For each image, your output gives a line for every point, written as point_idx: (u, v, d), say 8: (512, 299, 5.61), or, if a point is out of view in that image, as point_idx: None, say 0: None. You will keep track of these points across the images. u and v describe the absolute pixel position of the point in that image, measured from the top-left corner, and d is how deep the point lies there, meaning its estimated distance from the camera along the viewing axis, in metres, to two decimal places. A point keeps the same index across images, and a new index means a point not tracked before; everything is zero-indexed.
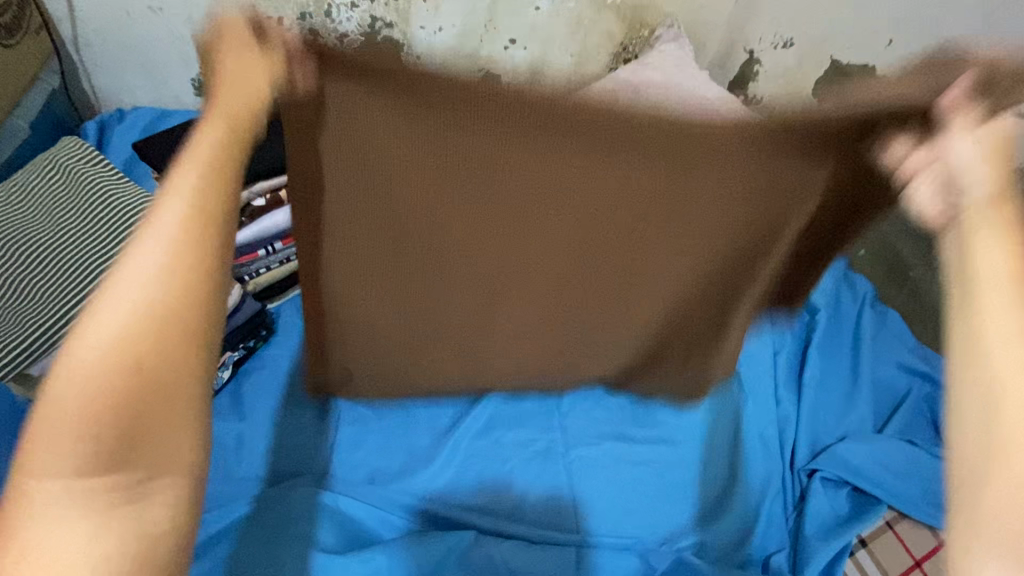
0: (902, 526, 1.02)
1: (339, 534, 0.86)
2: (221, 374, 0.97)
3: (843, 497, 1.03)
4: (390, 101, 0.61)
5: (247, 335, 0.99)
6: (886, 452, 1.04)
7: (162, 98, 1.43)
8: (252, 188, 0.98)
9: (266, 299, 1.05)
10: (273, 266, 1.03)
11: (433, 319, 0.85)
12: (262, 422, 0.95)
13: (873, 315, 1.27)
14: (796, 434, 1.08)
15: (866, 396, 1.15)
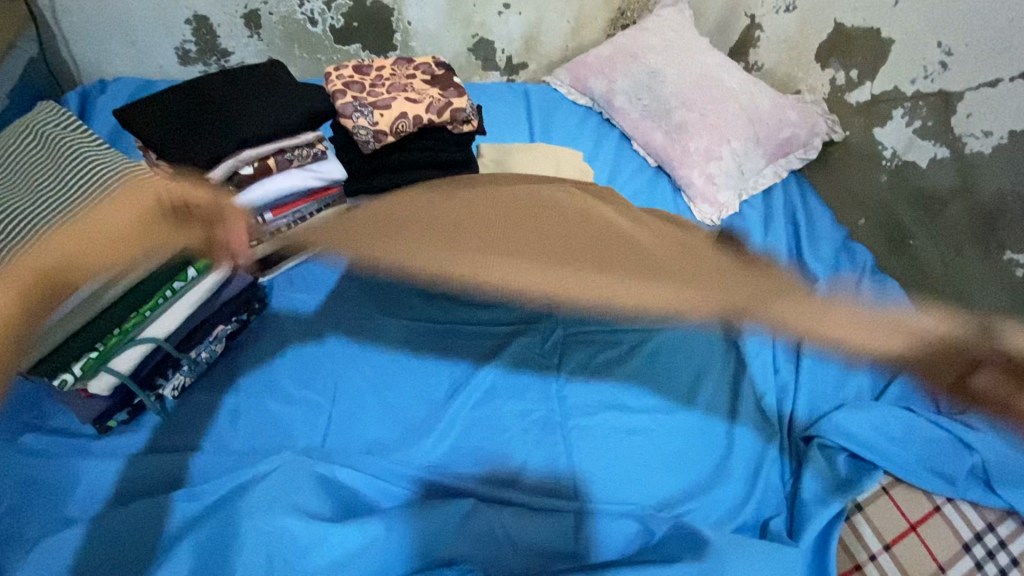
0: (898, 491, 1.03)
1: (331, 502, 0.84)
2: (214, 348, 0.94)
3: (842, 463, 1.03)
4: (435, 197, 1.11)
5: (239, 309, 0.96)
6: (882, 418, 1.06)
7: (145, 69, 1.49)
8: (239, 156, 0.90)
9: (259, 272, 1.07)
10: (264, 239, 1.03)
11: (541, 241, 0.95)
12: (256, 396, 0.94)
13: (874, 284, 1.33)
14: (794, 403, 1.11)
15: (865, 362, 1.17)
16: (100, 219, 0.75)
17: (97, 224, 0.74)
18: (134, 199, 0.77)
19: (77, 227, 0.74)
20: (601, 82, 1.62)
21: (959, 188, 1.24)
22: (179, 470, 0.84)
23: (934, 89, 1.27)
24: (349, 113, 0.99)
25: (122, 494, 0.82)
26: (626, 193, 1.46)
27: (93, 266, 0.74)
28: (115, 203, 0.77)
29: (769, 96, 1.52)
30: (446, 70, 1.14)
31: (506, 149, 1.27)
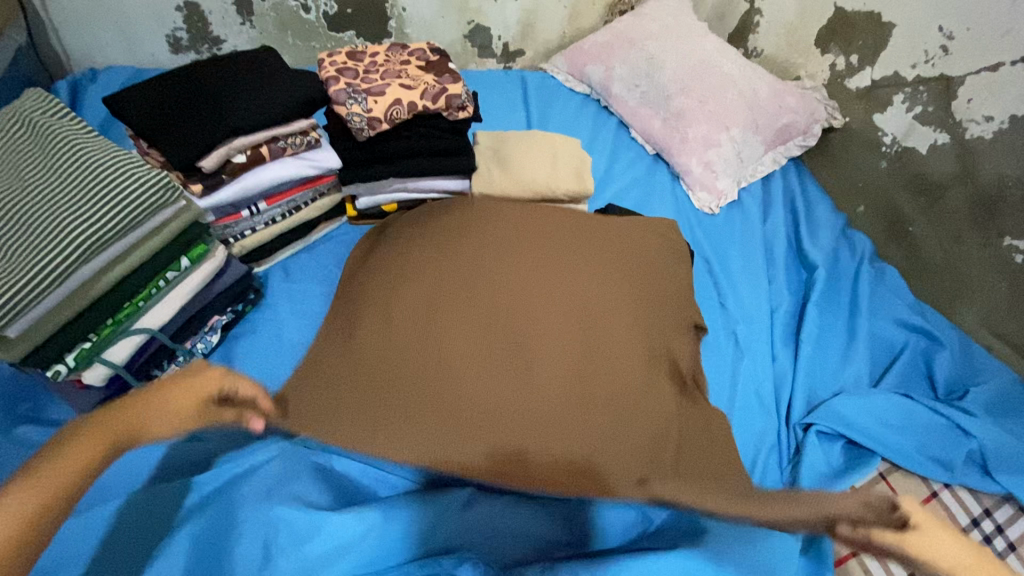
0: (895, 477, 1.04)
1: (329, 491, 0.84)
2: (210, 339, 0.95)
3: (838, 450, 1.04)
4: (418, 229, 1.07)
5: (235, 300, 0.97)
6: (880, 405, 1.06)
7: (136, 57, 1.46)
8: (231, 144, 0.89)
9: (253, 262, 1.06)
10: (258, 228, 1.02)
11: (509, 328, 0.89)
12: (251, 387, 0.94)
13: (873, 272, 1.32)
14: (793, 390, 1.11)
15: (863, 349, 1.17)
16: (162, 403, 0.70)
17: (163, 407, 0.70)
18: (194, 381, 0.72)
19: (133, 400, 0.69)
20: (599, 69, 1.60)
21: (960, 175, 1.23)
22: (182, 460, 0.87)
23: (935, 74, 1.26)
24: (343, 100, 0.98)
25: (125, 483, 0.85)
26: (624, 181, 1.45)
27: (157, 432, 0.69)
28: (167, 387, 0.71)
29: (768, 82, 1.50)
30: (441, 55, 1.12)
31: (503, 137, 1.25)
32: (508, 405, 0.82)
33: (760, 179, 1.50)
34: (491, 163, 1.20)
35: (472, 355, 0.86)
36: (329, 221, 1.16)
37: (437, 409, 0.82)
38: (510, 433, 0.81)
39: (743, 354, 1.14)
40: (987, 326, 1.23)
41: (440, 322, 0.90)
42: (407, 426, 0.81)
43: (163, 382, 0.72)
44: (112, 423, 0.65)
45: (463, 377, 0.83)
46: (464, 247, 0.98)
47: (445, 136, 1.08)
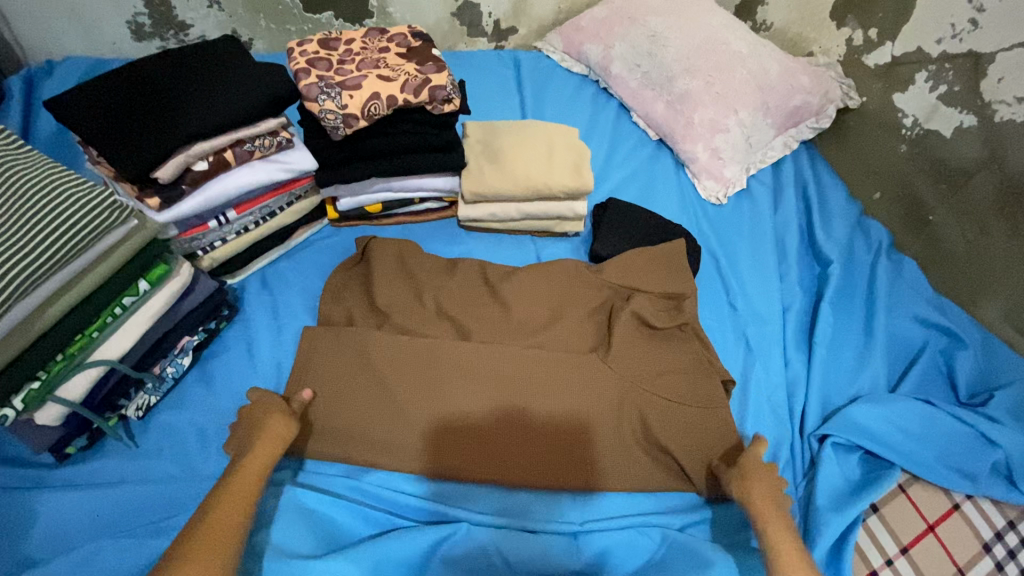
0: (915, 489, 0.98)
1: (312, 533, 0.78)
2: (181, 362, 0.88)
3: (854, 462, 0.98)
4: (396, 275, 1.01)
5: (207, 317, 0.89)
6: (901, 412, 1.00)
7: (95, 46, 1.35)
8: (189, 151, 0.80)
9: (226, 273, 0.98)
10: (229, 238, 0.95)
11: (491, 389, 0.88)
12: (227, 410, 0.86)
13: (890, 264, 1.24)
14: (807, 396, 1.05)
15: (881, 351, 1.10)
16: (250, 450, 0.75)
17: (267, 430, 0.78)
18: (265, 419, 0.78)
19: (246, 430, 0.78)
20: (597, 48, 1.49)
21: (987, 160, 1.15)
22: (162, 497, 0.77)
23: (962, 49, 1.16)
24: (315, 95, 0.89)
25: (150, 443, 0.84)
26: (626, 171, 1.36)
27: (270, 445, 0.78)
28: (260, 443, 0.75)
29: (780, 60, 1.40)
30: (424, 41, 1.02)
31: (495, 129, 1.16)
32: (496, 470, 0.85)
33: (771, 165, 1.41)
34: (482, 158, 1.11)
35: (457, 409, 0.87)
36: (309, 224, 1.08)
37: (433, 460, 0.85)
38: (509, 472, 0.85)
39: (755, 359, 1.09)
40: (1011, 321, 1.15)
41: (409, 397, 0.87)
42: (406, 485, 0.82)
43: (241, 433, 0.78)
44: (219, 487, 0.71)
45: (447, 443, 0.86)
46: (444, 302, 0.98)
47: (429, 131, 0.98)
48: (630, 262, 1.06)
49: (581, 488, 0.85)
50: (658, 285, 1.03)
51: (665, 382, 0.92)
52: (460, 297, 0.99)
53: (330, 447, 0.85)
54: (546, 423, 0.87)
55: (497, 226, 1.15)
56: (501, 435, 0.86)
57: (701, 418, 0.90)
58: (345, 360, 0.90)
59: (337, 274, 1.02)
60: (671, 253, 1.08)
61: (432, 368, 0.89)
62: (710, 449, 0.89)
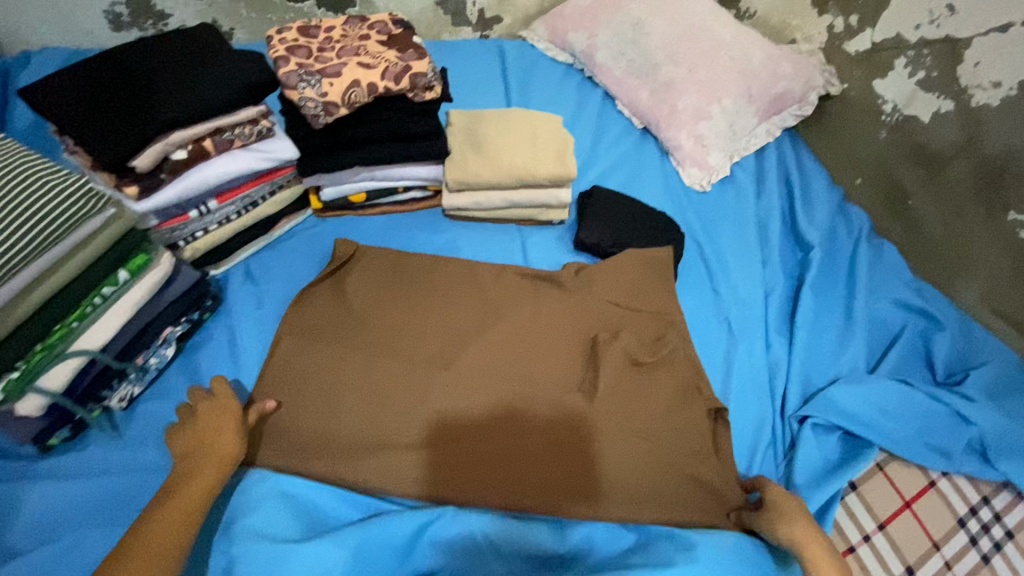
0: (892, 467, 1.00)
1: (298, 521, 0.78)
2: (164, 352, 0.87)
3: (834, 443, 1.00)
4: (380, 278, 1.04)
5: (189, 307, 0.89)
6: (879, 392, 1.02)
7: (72, 35, 1.33)
8: (167, 140, 0.80)
9: (210, 264, 0.98)
10: (211, 228, 0.94)
11: (475, 396, 0.92)
12: None
13: (870, 248, 1.26)
14: (788, 379, 1.07)
15: (861, 333, 1.12)
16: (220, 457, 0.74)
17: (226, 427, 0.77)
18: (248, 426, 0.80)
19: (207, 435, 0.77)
20: (581, 37, 1.49)
21: (964, 145, 1.16)
22: (150, 487, 0.78)
23: (940, 35, 1.18)
24: (295, 83, 0.87)
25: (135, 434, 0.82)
26: (610, 160, 1.36)
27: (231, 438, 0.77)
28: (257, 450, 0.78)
29: (761, 47, 1.41)
30: (405, 29, 1.01)
31: (478, 118, 1.16)
32: (480, 466, 0.87)
33: (754, 152, 1.42)
34: (464, 146, 1.11)
35: (451, 405, 0.91)
36: (293, 215, 1.08)
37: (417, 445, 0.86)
38: (500, 473, 0.86)
39: (738, 342, 1.10)
40: (987, 302, 1.18)
41: (390, 396, 0.90)
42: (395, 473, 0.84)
43: (190, 435, 0.76)
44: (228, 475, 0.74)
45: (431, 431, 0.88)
46: (425, 303, 1.02)
47: (411, 119, 0.98)
48: (611, 268, 1.10)
49: (580, 491, 0.86)
50: (629, 290, 1.09)
51: (650, 383, 0.98)
52: (438, 301, 1.03)
53: (321, 432, 0.87)
54: (527, 427, 0.90)
55: (481, 215, 1.16)
56: (485, 437, 0.89)
57: (675, 412, 0.95)
58: (336, 352, 0.93)
59: (324, 278, 1.01)
60: (656, 261, 1.12)
61: (419, 371, 0.93)
62: (691, 442, 0.92)
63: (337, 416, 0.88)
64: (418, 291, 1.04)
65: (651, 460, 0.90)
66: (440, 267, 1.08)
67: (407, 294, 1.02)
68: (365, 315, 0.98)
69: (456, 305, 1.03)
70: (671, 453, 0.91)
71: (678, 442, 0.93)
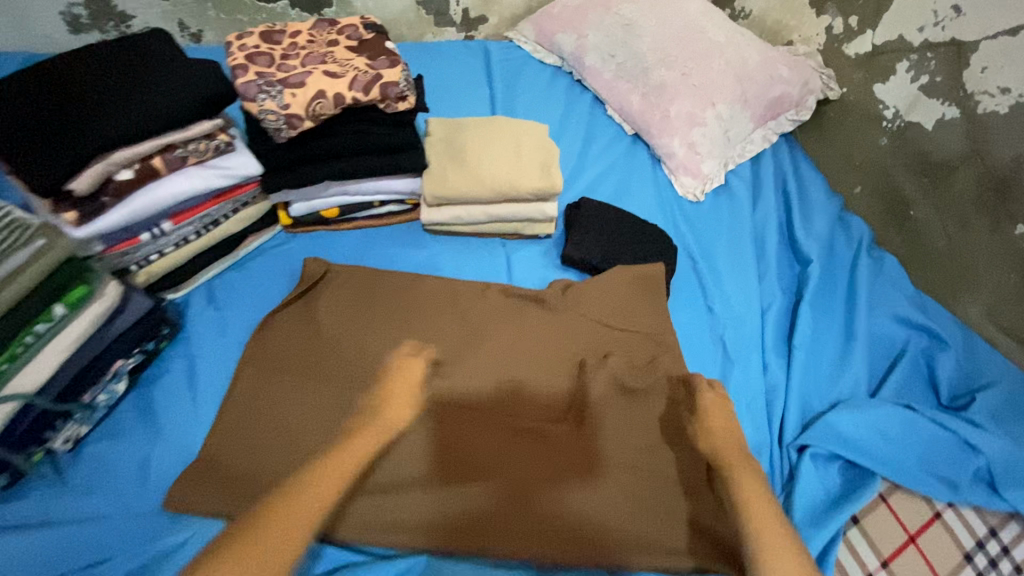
0: (897, 498, 0.95)
1: None
2: (115, 388, 0.81)
3: (835, 473, 0.95)
4: (351, 299, 0.96)
5: (143, 338, 0.83)
6: (881, 418, 0.97)
7: (27, 39, 1.25)
8: (109, 160, 0.73)
9: (167, 288, 0.91)
10: (167, 250, 0.87)
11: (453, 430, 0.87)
12: (173, 439, 0.80)
13: (871, 260, 1.21)
14: (786, 403, 1.01)
15: (862, 353, 1.07)
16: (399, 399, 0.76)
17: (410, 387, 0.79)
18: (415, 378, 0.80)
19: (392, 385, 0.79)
20: (570, 38, 1.42)
21: (969, 153, 1.11)
22: (96, 541, 0.71)
23: (945, 37, 1.12)
24: (253, 94, 0.81)
25: (79, 483, 0.75)
26: (600, 168, 1.30)
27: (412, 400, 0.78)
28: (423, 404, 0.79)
29: (757, 49, 1.34)
30: (378, 34, 0.94)
31: (459, 127, 1.09)
32: (457, 507, 0.81)
33: (749, 158, 1.36)
34: (444, 157, 1.05)
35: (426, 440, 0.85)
36: (260, 231, 1.02)
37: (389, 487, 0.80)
38: (480, 513, 0.81)
39: (733, 364, 1.05)
40: (992, 318, 1.12)
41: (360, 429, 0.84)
42: (365, 517, 0.80)
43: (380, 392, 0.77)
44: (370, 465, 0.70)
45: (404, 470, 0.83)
46: (401, 324, 0.95)
47: (384, 131, 0.92)
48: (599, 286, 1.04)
49: (564, 534, 0.80)
50: (618, 310, 1.03)
51: (640, 412, 0.92)
52: (415, 322, 0.96)
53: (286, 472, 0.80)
54: (510, 465, 0.84)
55: (462, 229, 1.10)
56: (462, 474, 0.83)
57: (665, 444, 0.89)
58: (305, 382, 0.86)
59: (293, 302, 0.94)
60: (647, 278, 1.06)
61: (396, 402, 0.88)
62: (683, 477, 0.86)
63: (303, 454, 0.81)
64: (393, 312, 0.97)
65: (640, 498, 0.84)
66: (418, 285, 1.01)
67: (381, 317, 0.95)
68: (336, 341, 0.92)
69: (434, 327, 0.96)
70: (663, 489, 0.85)
71: (670, 475, 0.87)
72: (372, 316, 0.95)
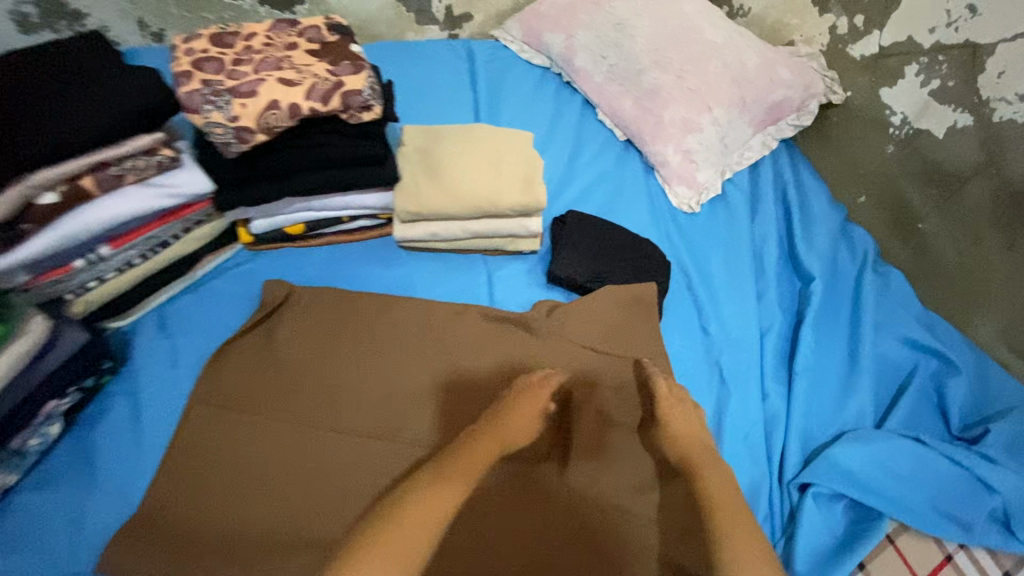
0: (905, 540, 0.88)
1: None
2: (49, 431, 0.76)
3: (839, 513, 0.89)
4: (316, 326, 0.89)
5: (80, 376, 0.77)
6: (888, 452, 0.90)
7: None
8: (28, 182, 0.65)
9: (111, 318, 0.84)
10: (107, 277, 0.80)
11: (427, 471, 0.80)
12: (111, 487, 0.75)
13: (876, 277, 1.13)
14: (786, 436, 0.95)
15: (867, 380, 1.00)
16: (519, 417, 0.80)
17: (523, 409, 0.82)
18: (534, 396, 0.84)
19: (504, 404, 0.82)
20: (559, 37, 1.34)
21: (984, 164, 1.04)
22: None
23: (959, 40, 1.05)
24: (198, 105, 0.73)
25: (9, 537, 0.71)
26: (589, 176, 1.22)
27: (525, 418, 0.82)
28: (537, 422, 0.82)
29: (756, 50, 1.26)
30: (343, 36, 0.86)
31: (435, 136, 1.01)
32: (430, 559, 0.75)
33: (748, 166, 1.29)
34: (419, 169, 0.97)
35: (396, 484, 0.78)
36: (218, 250, 0.94)
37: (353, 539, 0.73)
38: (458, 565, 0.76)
39: (730, 392, 0.98)
40: (1006, 340, 1.04)
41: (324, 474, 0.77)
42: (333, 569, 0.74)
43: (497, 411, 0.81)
44: (428, 508, 0.66)
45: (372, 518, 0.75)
46: (371, 353, 0.88)
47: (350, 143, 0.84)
48: (586, 307, 0.96)
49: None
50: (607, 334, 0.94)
51: (628, 450, 0.85)
52: (388, 350, 0.89)
53: (241, 525, 0.73)
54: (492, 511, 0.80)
55: (440, 246, 1.02)
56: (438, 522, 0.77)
57: (654, 486, 0.82)
58: (266, 422, 0.80)
59: (256, 331, 0.87)
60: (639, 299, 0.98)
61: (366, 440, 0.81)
62: (674, 522, 0.80)
63: (261, 503, 0.75)
64: (362, 339, 0.89)
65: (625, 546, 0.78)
66: (391, 308, 0.92)
67: (350, 346, 0.88)
68: (298, 373, 0.85)
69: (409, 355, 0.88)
70: (651, 537, 0.79)
71: (660, 521, 0.80)
72: (338, 345, 0.88)
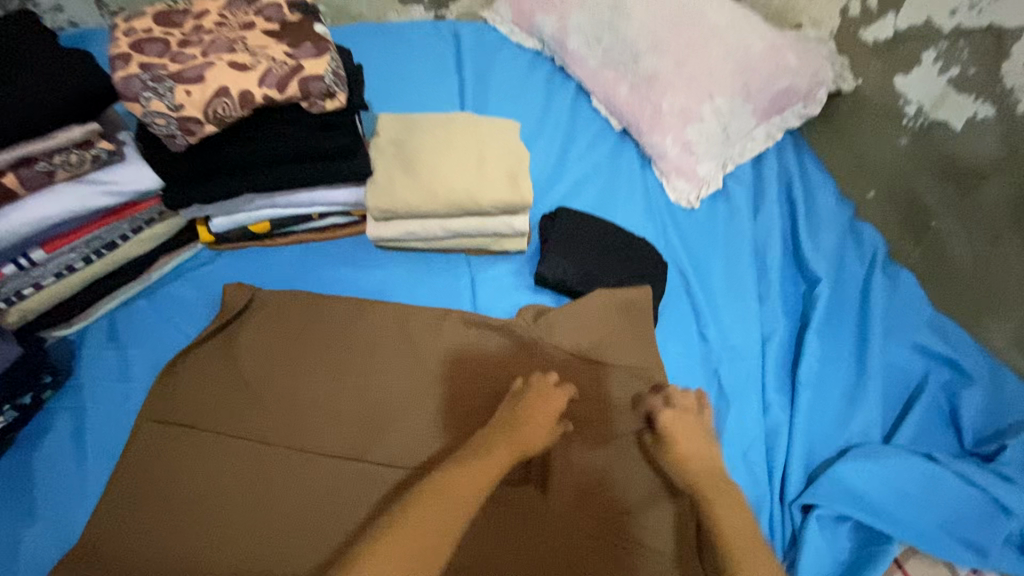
0: (914, 564, 0.83)
1: None
2: None
3: (844, 536, 0.83)
4: (281, 333, 0.82)
5: (15, 393, 0.71)
6: (897, 471, 0.84)
7: None
8: None
9: (52, 326, 0.78)
10: (45, 283, 0.74)
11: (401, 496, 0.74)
12: (53, 513, 0.70)
13: (886, 278, 1.06)
14: (788, 452, 0.89)
15: (875, 391, 0.93)
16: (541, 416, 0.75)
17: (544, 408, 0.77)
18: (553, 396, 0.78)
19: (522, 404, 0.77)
20: (550, 19, 1.24)
21: (1003, 160, 0.95)
22: None
23: (981, 23, 0.96)
24: (136, 92, 0.66)
25: None
26: (582, 170, 1.15)
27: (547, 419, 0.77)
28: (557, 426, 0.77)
29: (761, 33, 1.16)
30: (306, 15, 0.77)
31: (412, 125, 0.93)
32: None
33: (751, 158, 1.21)
34: (395, 162, 0.89)
35: (367, 509, 0.72)
36: (176, 251, 0.86)
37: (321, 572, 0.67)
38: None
39: (729, 405, 0.91)
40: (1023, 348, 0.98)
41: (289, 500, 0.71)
42: None
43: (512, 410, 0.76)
44: (408, 538, 0.61)
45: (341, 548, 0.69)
46: (342, 363, 0.81)
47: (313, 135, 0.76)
48: (575, 314, 0.89)
49: None
50: (596, 345, 0.87)
51: (619, 469, 0.79)
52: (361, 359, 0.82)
53: (198, 556, 0.67)
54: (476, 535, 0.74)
55: (420, 245, 0.94)
56: None
57: (647, 510, 0.76)
58: (227, 441, 0.74)
59: (215, 339, 0.80)
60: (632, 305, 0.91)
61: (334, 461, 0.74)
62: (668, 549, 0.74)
63: (220, 531, 0.69)
64: (331, 347, 0.82)
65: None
66: (364, 315, 0.85)
67: (317, 355, 0.81)
68: (262, 387, 0.78)
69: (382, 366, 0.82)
70: (642, 564, 0.73)
71: (654, 547, 0.74)
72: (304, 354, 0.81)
